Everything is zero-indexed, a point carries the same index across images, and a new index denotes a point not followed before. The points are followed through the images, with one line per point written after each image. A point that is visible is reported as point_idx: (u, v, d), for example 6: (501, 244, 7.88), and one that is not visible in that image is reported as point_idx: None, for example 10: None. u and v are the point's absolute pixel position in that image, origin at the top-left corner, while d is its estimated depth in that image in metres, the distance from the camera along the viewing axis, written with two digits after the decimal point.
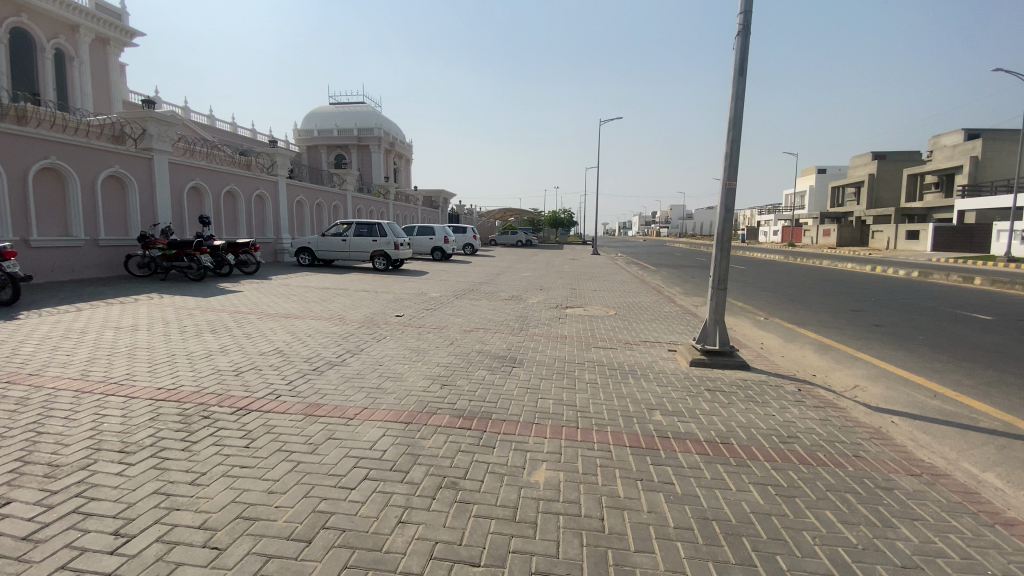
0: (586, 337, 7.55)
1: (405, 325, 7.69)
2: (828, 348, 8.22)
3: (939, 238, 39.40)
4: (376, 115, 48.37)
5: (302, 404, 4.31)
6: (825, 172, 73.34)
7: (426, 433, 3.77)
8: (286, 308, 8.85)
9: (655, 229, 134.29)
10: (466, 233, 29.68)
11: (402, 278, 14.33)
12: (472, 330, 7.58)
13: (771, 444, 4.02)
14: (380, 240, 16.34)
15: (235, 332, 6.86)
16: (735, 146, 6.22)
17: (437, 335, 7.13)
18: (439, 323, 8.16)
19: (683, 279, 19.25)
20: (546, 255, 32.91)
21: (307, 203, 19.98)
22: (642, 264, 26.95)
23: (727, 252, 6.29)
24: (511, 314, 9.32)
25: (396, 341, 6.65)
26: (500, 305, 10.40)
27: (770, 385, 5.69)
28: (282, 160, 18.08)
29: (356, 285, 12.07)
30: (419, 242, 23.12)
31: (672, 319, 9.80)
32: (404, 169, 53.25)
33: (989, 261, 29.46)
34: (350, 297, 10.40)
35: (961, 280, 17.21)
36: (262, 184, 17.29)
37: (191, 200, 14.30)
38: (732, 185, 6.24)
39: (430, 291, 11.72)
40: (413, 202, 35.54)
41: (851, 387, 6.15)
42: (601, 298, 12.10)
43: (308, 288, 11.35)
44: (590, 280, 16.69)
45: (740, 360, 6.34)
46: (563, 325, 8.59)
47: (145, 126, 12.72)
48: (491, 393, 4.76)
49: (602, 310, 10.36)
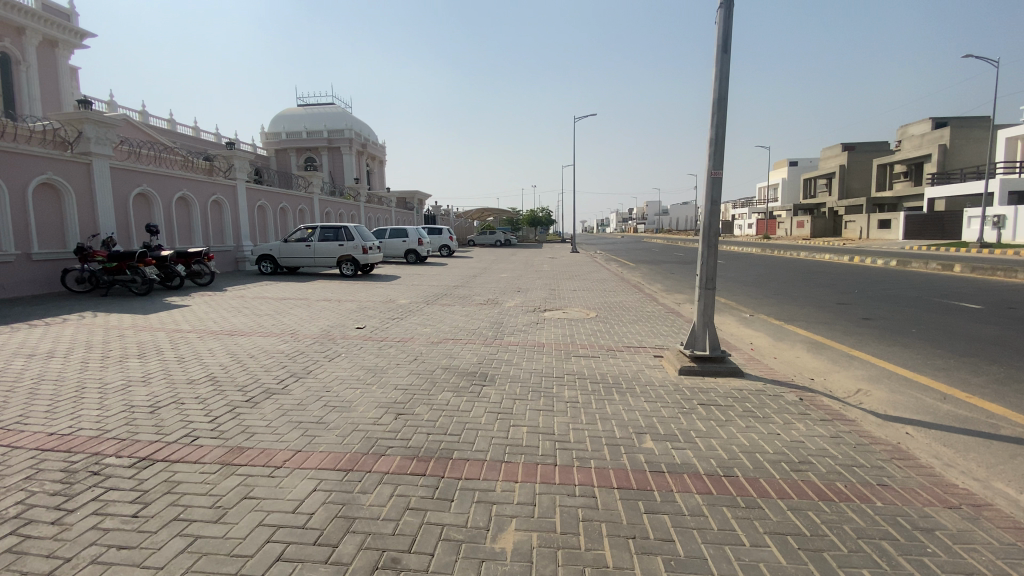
0: (564, 344, 6.88)
1: (365, 339, 6.93)
2: (822, 347, 7.69)
3: (911, 225, 39.94)
4: (345, 116, 47.03)
5: (222, 450, 3.57)
6: (797, 164, 74.40)
7: (367, 485, 3.08)
8: (234, 324, 7.99)
9: (633, 225, 134.86)
10: (440, 235, 28.83)
11: (370, 284, 13.50)
12: (439, 342, 6.86)
13: (782, 473, 3.41)
14: (347, 244, 15.51)
15: (165, 355, 6.01)
16: (720, 131, 5.64)
17: (399, 350, 6.38)
18: (404, 335, 7.43)
19: (663, 275, 18.79)
20: (524, 254, 32.19)
21: (270, 207, 18.94)
22: (622, 261, 26.47)
23: (714, 247, 5.69)
24: (483, 321, 8.61)
25: (350, 360, 5.89)
26: (472, 310, 9.70)
27: (769, 394, 5.09)
28: (241, 163, 17.06)
29: (318, 294, 11.23)
30: (392, 245, 22.25)
31: (656, 320, 9.22)
32: (377, 171, 52.09)
33: (962, 247, 29.76)
34: (309, 308, 9.57)
35: (941, 267, 17.09)
36: (219, 188, 16.25)
37: (137, 208, 13.26)
38: (718, 174, 5.65)
39: (399, 298, 10.96)
40: (385, 204, 34.49)
41: (854, 392, 5.61)
42: (580, 300, 11.44)
43: (265, 299, 10.48)
44: (568, 280, 16.08)
45: (733, 367, 5.75)
46: (539, 331, 7.90)
47: (81, 128, 11.69)
48: (453, 423, 4.05)
49: (582, 313, 9.70)
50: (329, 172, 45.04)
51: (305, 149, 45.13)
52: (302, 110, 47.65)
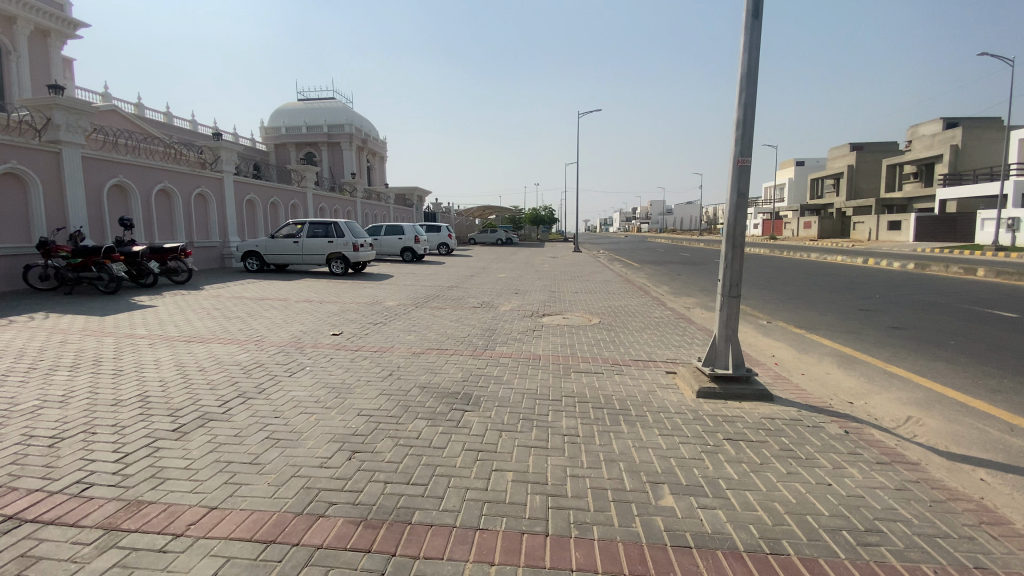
0: (563, 357, 6.04)
1: (337, 349, 6.11)
2: (854, 362, 6.82)
3: (921, 227, 38.94)
4: (346, 111, 46.21)
5: (115, 509, 2.79)
6: (804, 164, 73.37)
7: (289, 568, 2.28)
8: (196, 329, 7.18)
9: (637, 225, 133.74)
10: (439, 232, 27.95)
11: (358, 283, 12.69)
12: (420, 352, 6.03)
13: (847, 551, 2.57)
14: (336, 241, 14.71)
15: (101, 368, 5.22)
16: (749, 112, 4.79)
17: (372, 363, 5.54)
18: (383, 343, 6.61)
19: (669, 277, 17.89)
20: (525, 253, 31.41)
21: (260, 202, 18.14)
22: (625, 262, 25.62)
23: (740, 247, 4.86)
24: (474, 327, 7.77)
25: (313, 375, 5.07)
26: (464, 314, 8.87)
27: (808, 426, 4.24)
28: (227, 155, 16.23)
29: (299, 294, 10.41)
30: (387, 242, 21.42)
31: (665, 327, 8.38)
32: (378, 167, 51.23)
33: (975, 251, 28.74)
34: (284, 310, 8.75)
35: (963, 271, 16.14)
36: (204, 181, 15.45)
37: (113, 200, 12.49)
38: (745, 163, 4.81)
39: (385, 300, 10.13)
40: (383, 200, 33.67)
41: (904, 420, 4.77)
42: (581, 303, 10.60)
43: (241, 300, 9.67)
44: (570, 281, 15.24)
45: (760, 388, 4.92)
46: (536, 340, 7.05)
47: (50, 114, 10.83)
48: (422, 465, 3.23)
49: (584, 318, 8.85)
50: (328, 168, 44.25)
51: (305, 143, 44.31)
52: (302, 104, 46.77)
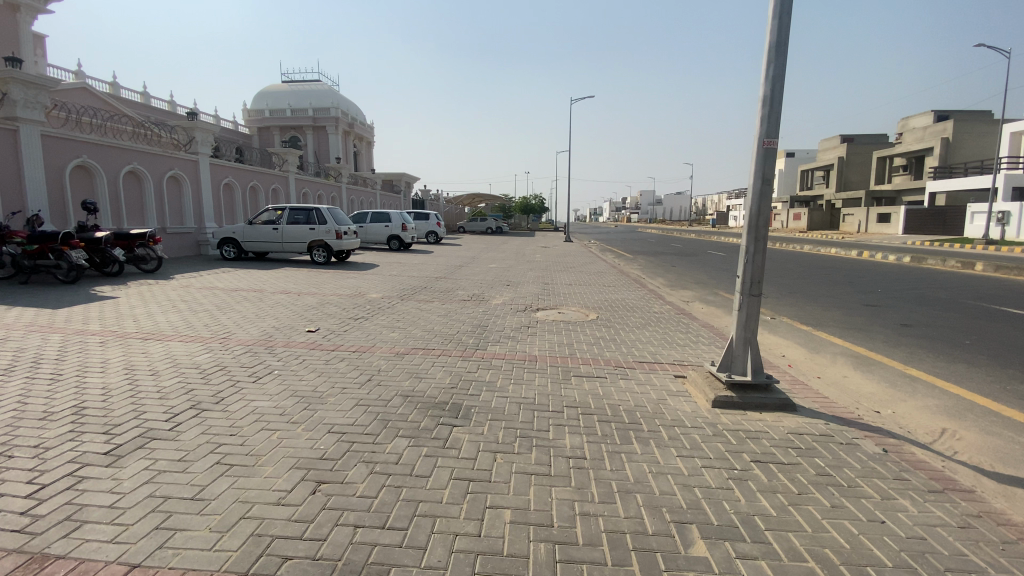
0: (561, 359, 5.50)
1: (311, 349, 5.51)
2: (870, 364, 6.38)
3: (911, 219, 38.93)
4: (332, 94, 44.91)
5: (11, 563, 2.21)
6: (794, 156, 73.35)
7: None
8: (157, 324, 6.52)
9: (626, 215, 133.43)
10: (427, 220, 27.20)
11: (341, 273, 12.04)
12: (404, 352, 5.46)
13: None
14: (318, 228, 14.01)
15: (39, 370, 4.57)
16: (778, 87, 4.24)
17: (350, 366, 4.96)
18: (364, 340, 6.03)
19: (663, 268, 17.41)
20: (514, 242, 30.86)
21: (238, 186, 17.29)
22: (617, 253, 25.16)
23: (761, 240, 4.35)
24: (462, 322, 7.21)
25: (281, 382, 4.47)
26: (452, 309, 8.30)
27: (841, 444, 3.76)
28: (202, 136, 15.35)
29: (276, 285, 9.75)
30: (373, 230, 20.70)
31: (667, 323, 7.88)
32: (365, 153, 50.07)
33: (966, 244, 28.69)
34: (258, 303, 8.10)
35: (961, 265, 15.87)
36: (178, 163, 14.58)
37: (75, 182, 11.65)
38: (771, 144, 4.27)
39: (368, 291, 9.51)
40: (369, 186, 32.78)
41: (939, 433, 4.32)
42: (576, 297, 10.07)
43: (212, 291, 8.99)
44: (563, 272, 14.70)
45: (782, 397, 4.43)
46: (530, 338, 6.51)
47: (6, 88, 9.96)
48: (402, 502, 2.68)
49: (580, 313, 8.32)
50: (314, 152, 43.09)
51: (289, 127, 43.05)
52: (286, 86, 45.35)
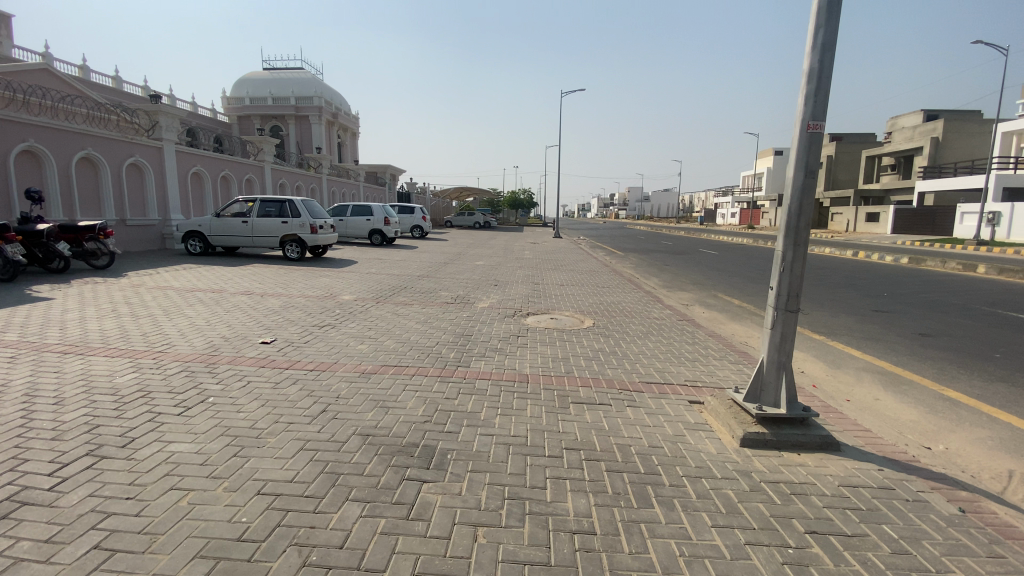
0: (557, 380, 4.70)
1: (259, 367, 4.65)
2: (900, 383, 5.68)
3: (901, 219, 38.74)
4: (315, 83, 43.52)
5: None
6: (782, 154, 73.46)
7: None
8: (85, 332, 5.60)
9: (614, 211, 132.95)
10: (411, 214, 26.17)
11: (314, 270, 11.12)
12: (370, 372, 4.61)
13: None
14: (291, 222, 13.04)
15: None
16: (828, 58, 3.48)
17: (302, 391, 4.13)
18: (326, 354, 5.17)
19: (657, 268, 16.71)
20: (502, 239, 29.95)
21: (208, 175, 16.20)
22: (608, 250, 24.37)
23: (802, 243, 3.60)
24: (442, 330, 6.38)
25: (212, 414, 3.64)
26: (431, 314, 7.44)
27: (907, 503, 3.03)
28: (168, 121, 14.25)
29: (238, 284, 8.82)
30: (354, 224, 19.71)
31: (671, 332, 7.13)
32: (349, 144, 48.80)
33: (957, 244, 28.41)
34: (211, 306, 7.17)
35: (963, 267, 15.35)
36: (140, 150, 13.51)
37: (19, 169, 10.60)
38: (817, 129, 3.52)
39: (340, 292, 8.61)
40: (352, 177, 31.63)
41: (1008, 476, 3.62)
42: (569, 300, 9.27)
43: (164, 291, 8.04)
44: (554, 271, 13.89)
45: (822, 433, 3.70)
46: (519, 350, 5.71)
47: None
48: None
49: (574, 320, 7.53)
50: (296, 142, 41.75)
51: (270, 115, 41.63)
52: (268, 73, 43.79)
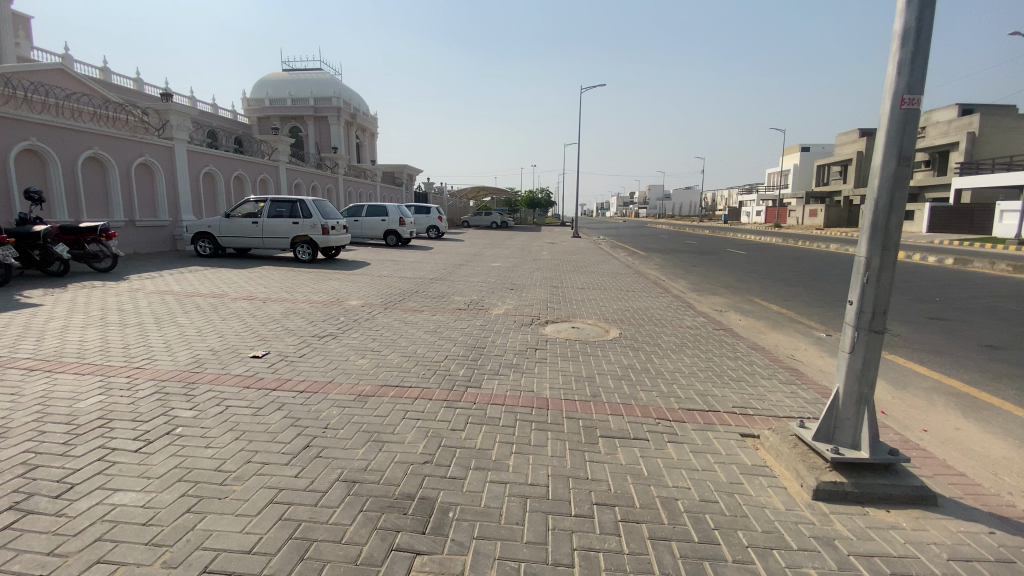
0: (583, 406, 4.06)
1: (243, 388, 4.09)
2: (981, 407, 4.86)
3: (936, 218, 37.00)
4: (333, 83, 43.39)
5: None
6: (808, 151, 71.44)
7: None
8: (66, 343, 5.15)
9: (634, 210, 131.22)
10: (428, 214, 25.73)
11: (322, 273, 10.62)
12: (367, 394, 4.01)
13: None
14: (301, 222, 12.59)
15: None
16: (928, 14, 2.77)
17: (286, 419, 3.56)
18: (322, 369, 4.61)
19: (683, 270, 15.88)
20: (520, 238, 29.23)
21: (221, 175, 15.88)
22: (629, 250, 23.52)
23: (893, 249, 2.91)
24: (452, 342, 5.78)
25: (174, 452, 3.08)
26: (441, 321, 6.83)
27: None
28: (179, 120, 13.93)
29: (241, 289, 8.35)
30: (370, 224, 19.29)
31: (707, 344, 6.42)
32: (368, 144, 48.72)
33: (999, 244, 26.74)
34: (207, 313, 6.68)
35: (1016, 268, 14.22)
36: (151, 149, 13.21)
37: (22, 169, 10.36)
38: (914, 104, 2.81)
39: (347, 297, 8.08)
40: (369, 177, 31.33)
41: None
42: (592, 306, 8.58)
43: (161, 296, 7.60)
44: (574, 273, 13.22)
45: (915, 484, 2.98)
46: (538, 365, 5.08)
47: None
48: None
49: (599, 330, 6.84)
50: (314, 143, 41.79)
51: (289, 116, 41.64)
52: (287, 74, 43.80)
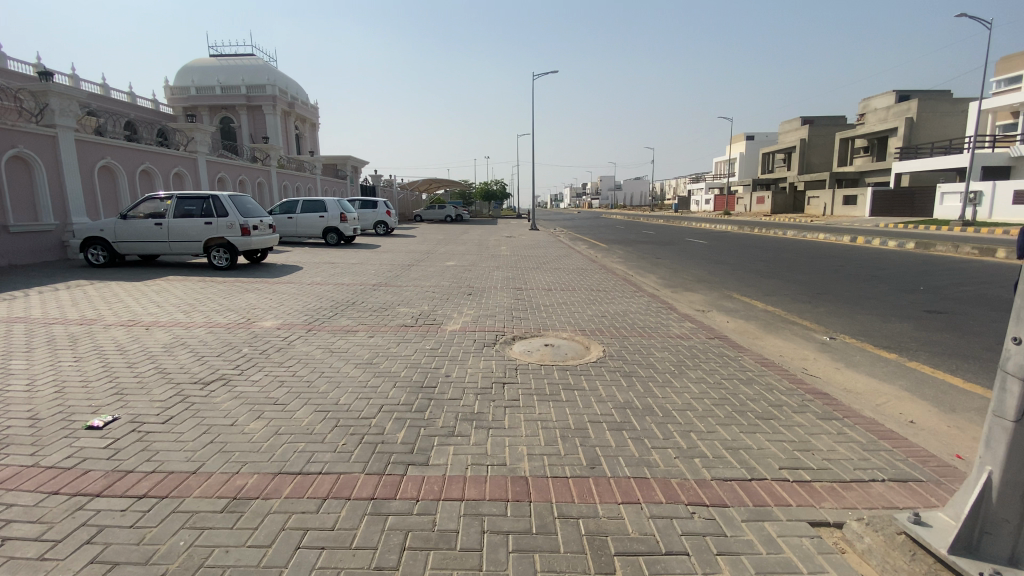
0: (579, 488, 2.75)
1: (43, 497, 2.57)
2: None
3: (878, 202, 37.92)
4: (267, 69, 40.22)
5: None
6: (752, 139, 72.99)
7: None
8: None
9: (587, 201, 131.59)
10: (374, 209, 23.80)
11: (239, 282, 8.89)
12: (248, 496, 2.57)
13: None
14: (215, 222, 10.71)
15: None
16: None
17: (90, 569, 2.09)
18: (189, 445, 3.10)
19: (650, 263, 14.86)
20: (475, 232, 27.69)
21: (123, 169, 13.60)
22: (589, 243, 22.35)
23: None
24: (390, 378, 4.35)
25: None
26: (380, 346, 5.37)
27: None
28: (64, 104, 11.64)
29: (123, 310, 6.59)
30: (306, 221, 17.33)
31: (709, 360, 5.28)
32: (309, 135, 45.76)
33: (943, 225, 27.27)
34: (60, 349, 4.98)
35: (979, 253, 13.87)
36: (28, 140, 10.96)
37: None
38: None
39: (263, 316, 6.47)
40: (307, 170, 28.94)
41: None
42: (563, 313, 7.30)
43: (7, 325, 5.79)
44: (535, 272, 11.90)
45: None
46: (508, 412, 3.73)
47: None
48: None
49: (576, 348, 5.56)
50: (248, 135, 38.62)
51: (218, 106, 38.37)
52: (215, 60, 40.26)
